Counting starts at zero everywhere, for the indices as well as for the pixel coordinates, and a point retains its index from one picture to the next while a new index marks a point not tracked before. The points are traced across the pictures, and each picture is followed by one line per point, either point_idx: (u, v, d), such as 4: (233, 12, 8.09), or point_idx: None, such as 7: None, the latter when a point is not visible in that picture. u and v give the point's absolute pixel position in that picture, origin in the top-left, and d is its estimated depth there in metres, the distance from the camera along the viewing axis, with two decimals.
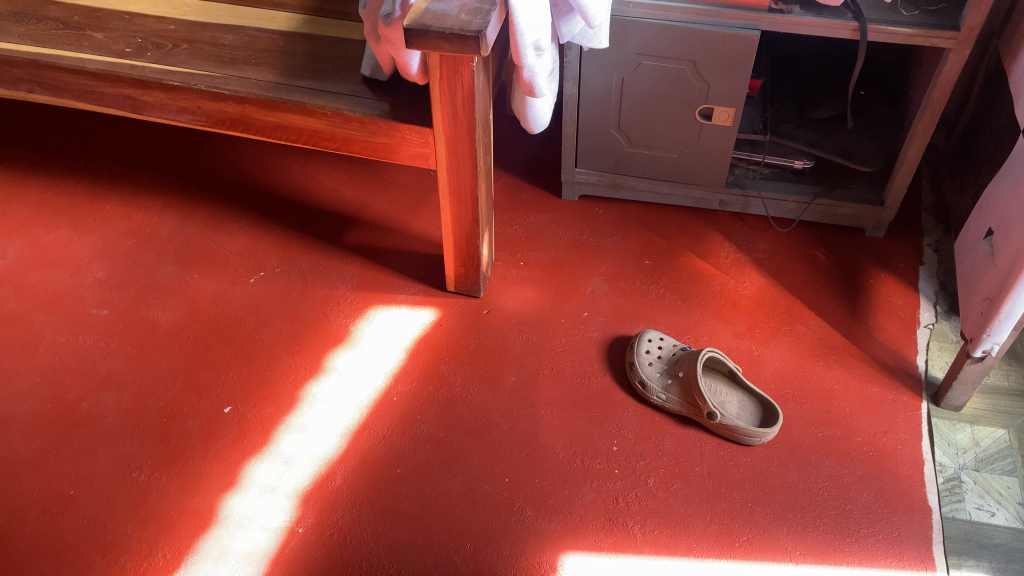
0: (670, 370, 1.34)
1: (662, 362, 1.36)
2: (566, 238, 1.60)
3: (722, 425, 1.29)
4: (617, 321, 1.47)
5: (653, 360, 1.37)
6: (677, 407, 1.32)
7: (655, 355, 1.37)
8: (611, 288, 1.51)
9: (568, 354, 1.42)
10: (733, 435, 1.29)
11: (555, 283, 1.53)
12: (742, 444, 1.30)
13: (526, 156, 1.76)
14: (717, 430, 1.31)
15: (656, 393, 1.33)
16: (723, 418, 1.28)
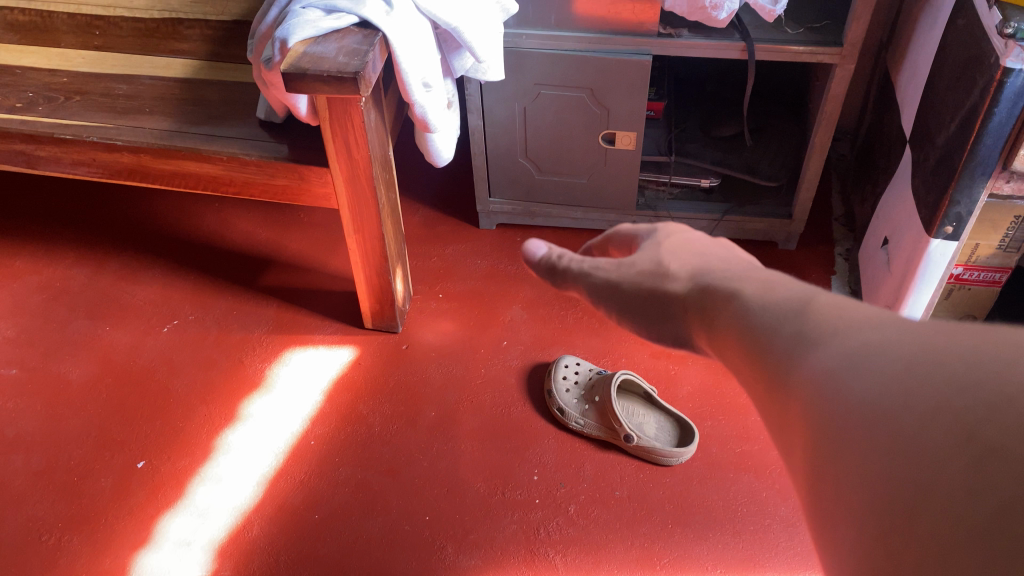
0: (588, 396, 1.34)
1: (579, 388, 1.36)
2: (485, 268, 1.59)
3: (643, 447, 1.29)
4: (537, 347, 1.46)
5: (570, 385, 1.36)
6: (597, 433, 1.32)
7: (572, 381, 1.37)
8: (530, 315, 1.51)
9: (488, 385, 1.41)
10: (652, 456, 1.29)
11: (474, 313, 1.52)
12: (663, 466, 1.30)
13: (442, 187, 1.76)
14: (636, 452, 1.31)
15: (576, 419, 1.33)
16: (640, 440, 1.28)
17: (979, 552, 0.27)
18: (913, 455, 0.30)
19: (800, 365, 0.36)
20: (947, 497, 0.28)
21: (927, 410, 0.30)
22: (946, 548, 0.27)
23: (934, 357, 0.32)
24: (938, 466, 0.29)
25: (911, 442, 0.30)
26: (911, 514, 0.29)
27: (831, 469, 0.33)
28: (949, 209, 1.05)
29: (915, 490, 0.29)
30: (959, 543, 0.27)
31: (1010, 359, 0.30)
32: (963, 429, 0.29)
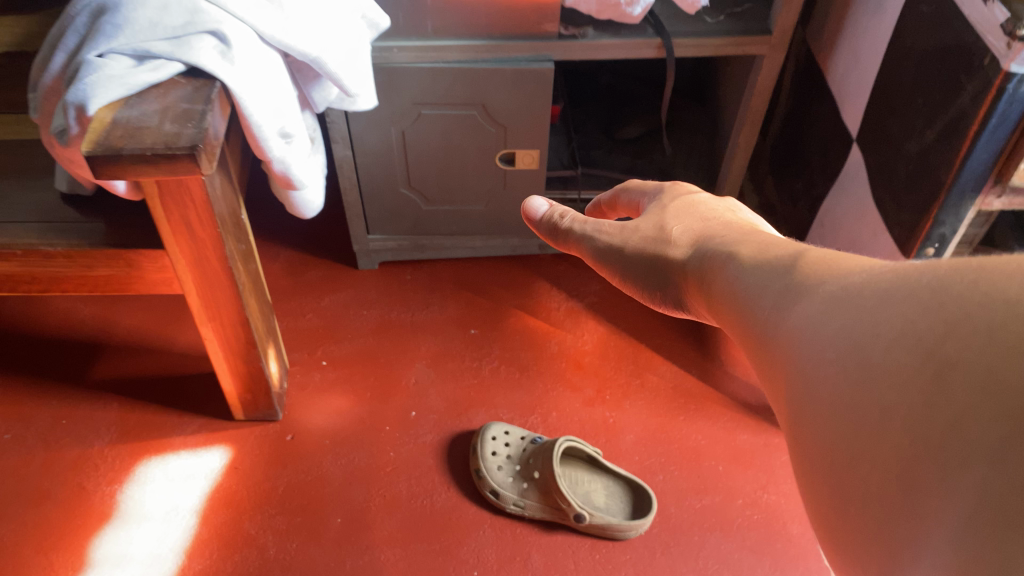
0: (524, 470, 1.14)
1: (513, 463, 1.15)
2: (374, 319, 1.32)
3: (597, 524, 1.10)
4: (452, 414, 1.23)
5: (502, 462, 1.15)
6: (540, 515, 1.12)
7: (503, 456, 1.16)
8: (437, 373, 1.27)
9: (401, 472, 1.18)
10: (607, 533, 1.10)
11: (369, 379, 1.26)
12: (621, 543, 1.11)
13: (306, 224, 1.47)
14: (588, 530, 1.12)
15: (514, 502, 1.12)
16: (593, 517, 1.09)
17: (933, 462, 0.27)
18: (879, 383, 0.30)
19: (802, 317, 0.37)
20: (907, 412, 0.29)
21: (892, 343, 0.31)
22: (907, 462, 0.28)
23: (907, 291, 0.32)
24: (901, 390, 0.29)
25: (879, 369, 0.31)
26: (876, 437, 0.30)
27: (813, 410, 0.34)
28: (932, 230, 0.90)
29: (882, 411, 0.30)
30: (918, 458, 0.28)
31: (978, 278, 0.30)
32: (924, 354, 0.29)
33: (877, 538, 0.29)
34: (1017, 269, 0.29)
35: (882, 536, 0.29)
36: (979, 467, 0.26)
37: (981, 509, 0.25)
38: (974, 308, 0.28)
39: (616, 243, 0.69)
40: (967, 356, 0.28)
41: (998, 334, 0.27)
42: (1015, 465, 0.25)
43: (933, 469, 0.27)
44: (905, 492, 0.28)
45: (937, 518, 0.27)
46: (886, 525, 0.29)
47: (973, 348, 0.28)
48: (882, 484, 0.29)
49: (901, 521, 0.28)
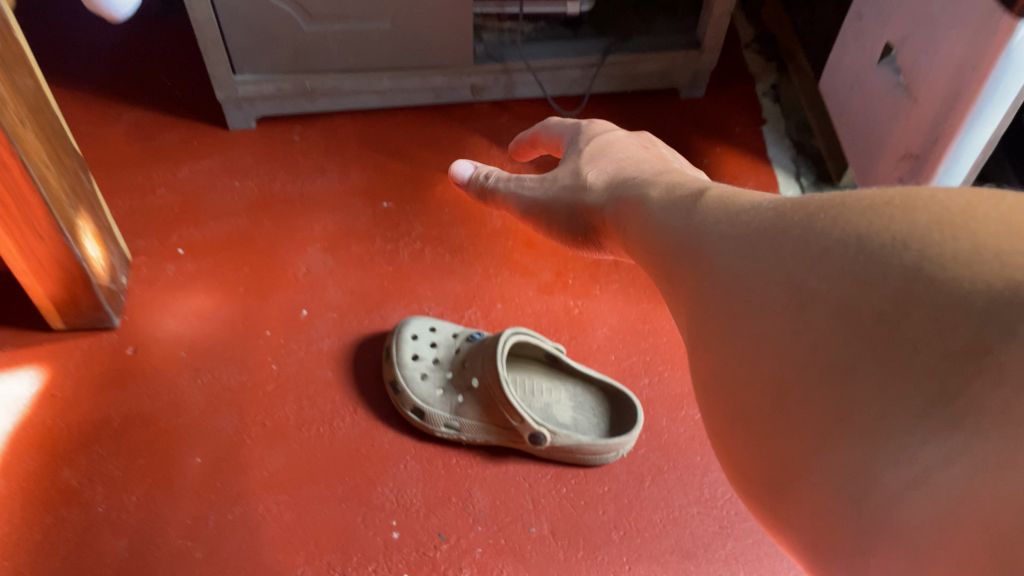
0: (458, 379, 0.81)
1: (442, 368, 0.82)
2: (249, 193, 0.97)
3: (564, 447, 0.79)
4: (358, 311, 0.90)
5: (428, 369, 0.82)
6: (483, 438, 0.80)
7: (429, 361, 0.82)
8: (337, 260, 0.93)
9: (288, 391, 0.85)
10: (575, 457, 0.80)
11: (243, 270, 0.92)
12: (591, 466, 0.82)
13: (155, 72, 1.08)
14: (551, 453, 0.81)
15: (446, 423, 0.80)
16: (557, 434, 0.78)
17: (819, 393, 0.27)
18: (742, 316, 0.31)
19: (705, 245, 0.36)
20: (766, 334, 0.30)
21: (757, 265, 0.32)
22: (774, 399, 0.29)
23: (779, 227, 0.32)
24: (784, 318, 0.29)
25: (742, 291, 0.32)
26: (755, 361, 0.30)
27: (697, 340, 0.34)
28: None
29: (755, 339, 0.31)
30: (810, 390, 0.27)
31: (835, 210, 0.30)
32: (748, 270, 0.32)
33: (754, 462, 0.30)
34: (876, 196, 0.30)
35: (760, 468, 0.30)
36: (836, 385, 0.27)
37: (827, 424, 0.27)
38: (836, 244, 0.29)
39: (540, 196, 0.74)
40: (799, 266, 0.30)
41: (875, 259, 0.27)
42: (888, 397, 0.25)
43: (804, 398, 0.28)
44: (779, 421, 0.29)
45: (810, 447, 0.27)
46: (762, 451, 0.29)
47: (820, 263, 0.29)
48: (772, 421, 0.29)
49: (777, 460, 0.29)
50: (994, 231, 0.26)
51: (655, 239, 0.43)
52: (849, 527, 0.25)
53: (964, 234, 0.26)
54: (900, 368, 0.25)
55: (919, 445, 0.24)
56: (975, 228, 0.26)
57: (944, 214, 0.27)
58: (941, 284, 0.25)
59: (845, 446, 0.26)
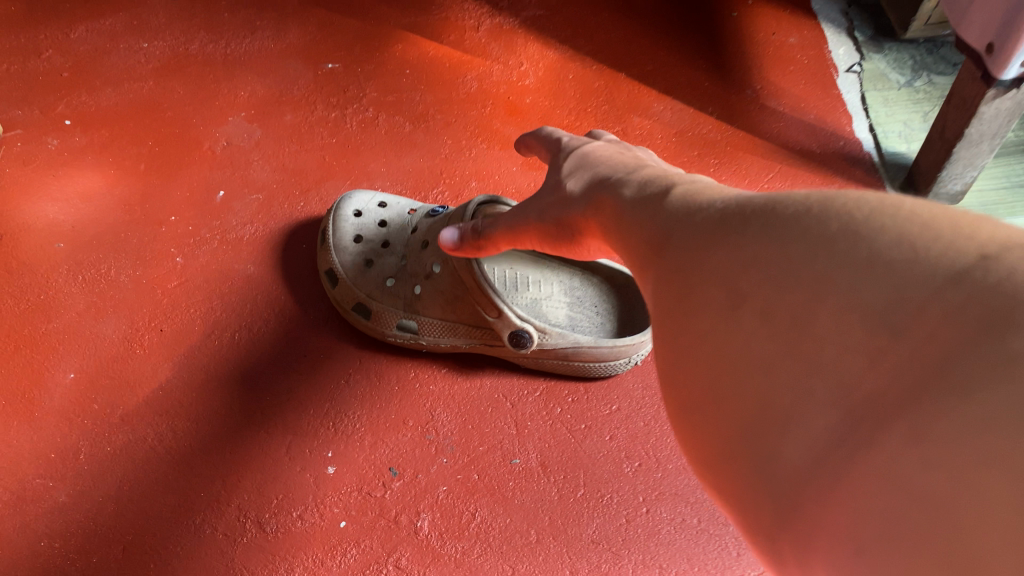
0: (411, 265, 0.60)
1: (393, 253, 0.61)
2: (160, 54, 0.77)
3: (556, 354, 0.59)
4: (293, 193, 0.70)
5: (375, 254, 0.61)
6: (450, 343, 0.60)
7: (375, 244, 0.62)
8: (267, 131, 0.73)
9: (196, 289, 0.65)
10: (575, 365, 0.60)
11: (146, 144, 0.72)
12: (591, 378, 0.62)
13: None
14: (543, 364, 0.61)
15: (400, 324, 0.60)
16: (546, 337, 0.57)
17: (735, 383, 0.23)
18: (678, 302, 0.27)
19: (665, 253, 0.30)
20: (680, 330, 0.26)
21: (697, 264, 0.27)
22: (702, 395, 0.25)
23: (733, 216, 0.27)
24: (705, 317, 0.25)
25: (690, 289, 0.27)
26: (683, 365, 0.26)
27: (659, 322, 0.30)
28: None
29: (686, 338, 0.26)
30: (722, 395, 0.23)
31: (805, 203, 0.24)
32: (688, 272, 0.27)
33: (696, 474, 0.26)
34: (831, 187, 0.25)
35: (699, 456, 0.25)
36: (757, 389, 0.22)
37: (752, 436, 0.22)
38: (791, 230, 0.24)
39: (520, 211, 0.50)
40: (725, 265, 0.25)
41: (797, 253, 0.23)
42: (811, 399, 0.20)
43: (732, 396, 0.23)
44: (712, 421, 0.24)
45: (731, 447, 0.23)
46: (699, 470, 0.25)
47: (744, 260, 0.25)
48: (699, 412, 0.25)
49: (712, 454, 0.24)
50: (909, 224, 0.21)
51: (627, 233, 0.37)
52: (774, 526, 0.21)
53: (911, 229, 0.21)
54: (798, 363, 0.21)
55: (817, 431, 0.20)
56: (897, 232, 0.21)
57: (869, 208, 0.22)
58: (887, 270, 0.20)
59: (740, 445, 0.22)
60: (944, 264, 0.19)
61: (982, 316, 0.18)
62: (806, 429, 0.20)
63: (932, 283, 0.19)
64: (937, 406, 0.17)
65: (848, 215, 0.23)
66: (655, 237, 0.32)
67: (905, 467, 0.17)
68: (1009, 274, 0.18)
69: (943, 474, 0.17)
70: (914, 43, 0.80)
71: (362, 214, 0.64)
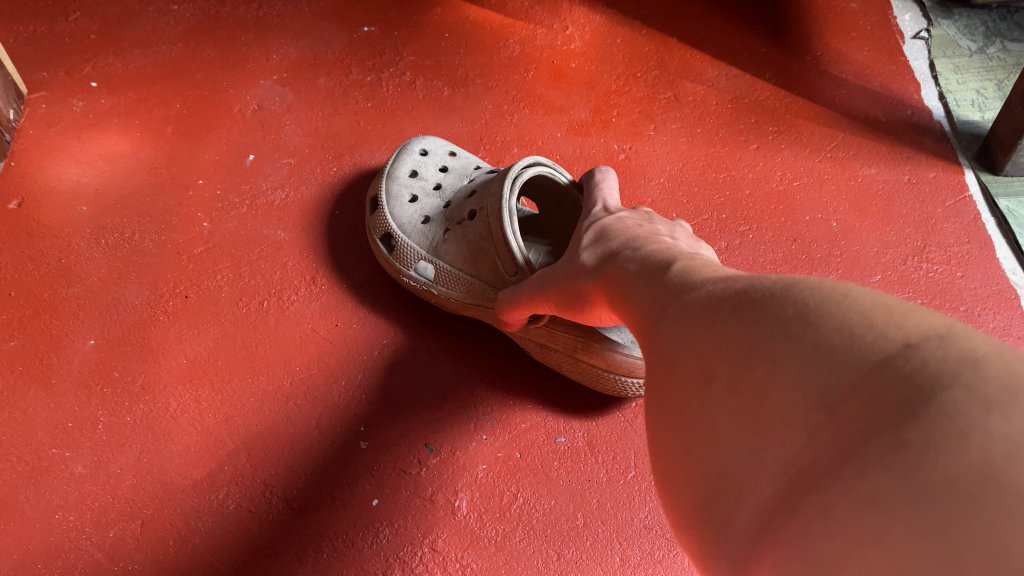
0: (454, 212, 0.56)
1: (439, 195, 0.58)
2: (188, 16, 0.74)
3: (569, 345, 0.52)
4: (326, 157, 0.67)
5: (421, 192, 0.58)
6: (457, 299, 0.54)
7: (427, 184, 0.59)
8: (301, 94, 0.70)
9: (225, 256, 0.61)
10: (592, 369, 0.53)
11: (175, 107, 0.69)
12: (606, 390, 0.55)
13: None
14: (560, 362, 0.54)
15: (418, 264, 0.55)
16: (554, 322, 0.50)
17: (698, 458, 0.24)
18: (653, 372, 0.29)
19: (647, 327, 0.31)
20: (656, 403, 0.28)
21: (668, 340, 0.28)
22: (669, 463, 0.26)
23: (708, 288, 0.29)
24: (674, 397, 0.26)
25: (666, 357, 0.28)
26: (657, 434, 0.27)
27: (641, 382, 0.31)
28: None
29: (659, 410, 0.27)
30: (686, 470, 0.25)
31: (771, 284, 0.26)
32: (664, 341, 0.29)
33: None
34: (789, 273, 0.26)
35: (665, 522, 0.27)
36: (714, 462, 0.24)
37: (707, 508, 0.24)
38: (752, 307, 0.25)
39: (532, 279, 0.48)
40: (692, 345, 0.27)
41: (752, 333, 0.24)
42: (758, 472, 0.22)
43: (690, 467, 0.25)
44: (674, 486, 0.26)
45: (695, 512, 0.24)
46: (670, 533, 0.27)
47: (709, 338, 0.26)
48: (667, 476, 0.26)
49: (676, 519, 0.26)
50: (850, 311, 0.23)
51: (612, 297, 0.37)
52: None
53: (854, 323, 0.22)
54: (750, 437, 0.22)
55: (757, 499, 0.22)
56: (838, 318, 0.22)
57: (817, 293, 0.24)
58: (829, 357, 0.22)
59: (699, 517, 0.24)
60: (875, 349, 0.21)
61: (901, 402, 0.19)
62: (751, 500, 0.22)
63: (862, 367, 0.21)
64: (849, 486, 0.19)
65: (798, 299, 0.24)
66: (639, 299, 0.33)
67: (828, 535, 0.19)
68: (930, 363, 0.20)
69: (857, 542, 0.18)
70: (986, 9, 0.75)
71: (428, 154, 0.61)
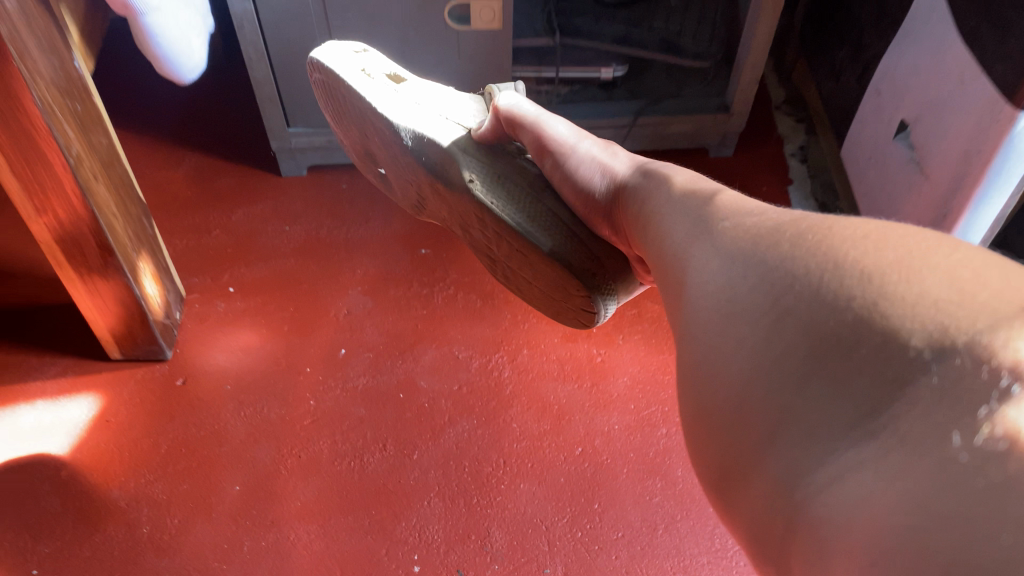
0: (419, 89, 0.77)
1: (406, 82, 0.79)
2: (297, 236, 1.05)
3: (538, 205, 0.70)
4: (392, 352, 0.96)
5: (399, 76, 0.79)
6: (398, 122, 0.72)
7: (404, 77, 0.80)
8: (376, 302, 1.00)
9: (323, 425, 0.90)
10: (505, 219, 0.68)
11: (289, 310, 0.99)
12: (542, 243, 0.67)
13: (213, 127, 1.18)
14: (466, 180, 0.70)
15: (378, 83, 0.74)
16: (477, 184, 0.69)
17: (778, 396, 0.36)
18: (736, 314, 0.40)
19: (719, 251, 0.44)
20: (735, 346, 0.39)
21: (752, 286, 0.40)
22: (743, 401, 0.38)
23: (783, 250, 0.40)
24: (758, 329, 0.38)
25: (745, 307, 0.39)
26: (733, 360, 0.39)
27: (701, 304, 0.42)
28: None
29: (738, 346, 0.39)
30: (764, 394, 0.37)
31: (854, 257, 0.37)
32: (745, 294, 0.40)
33: (715, 450, 0.39)
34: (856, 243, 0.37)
35: (722, 455, 0.39)
36: (803, 400, 0.35)
37: (783, 431, 0.35)
38: (842, 276, 0.36)
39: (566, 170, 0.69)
40: (781, 288, 0.38)
41: (843, 295, 0.35)
42: (835, 411, 0.34)
43: (770, 405, 0.36)
44: (742, 415, 0.37)
45: (764, 448, 0.36)
46: (718, 440, 0.39)
47: (798, 294, 0.37)
48: (736, 407, 0.38)
49: (735, 453, 0.38)
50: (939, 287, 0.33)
51: (672, 237, 0.50)
52: (785, 517, 0.34)
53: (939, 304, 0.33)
54: (846, 389, 0.34)
55: (841, 452, 0.33)
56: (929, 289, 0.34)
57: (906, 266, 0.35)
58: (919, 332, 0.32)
59: (780, 445, 0.35)
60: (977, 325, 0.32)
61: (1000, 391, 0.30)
62: (824, 443, 0.33)
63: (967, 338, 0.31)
64: (953, 453, 0.30)
65: (889, 266, 0.35)
66: (712, 252, 0.44)
67: (917, 485, 0.30)
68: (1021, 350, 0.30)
69: (940, 498, 0.29)
70: None
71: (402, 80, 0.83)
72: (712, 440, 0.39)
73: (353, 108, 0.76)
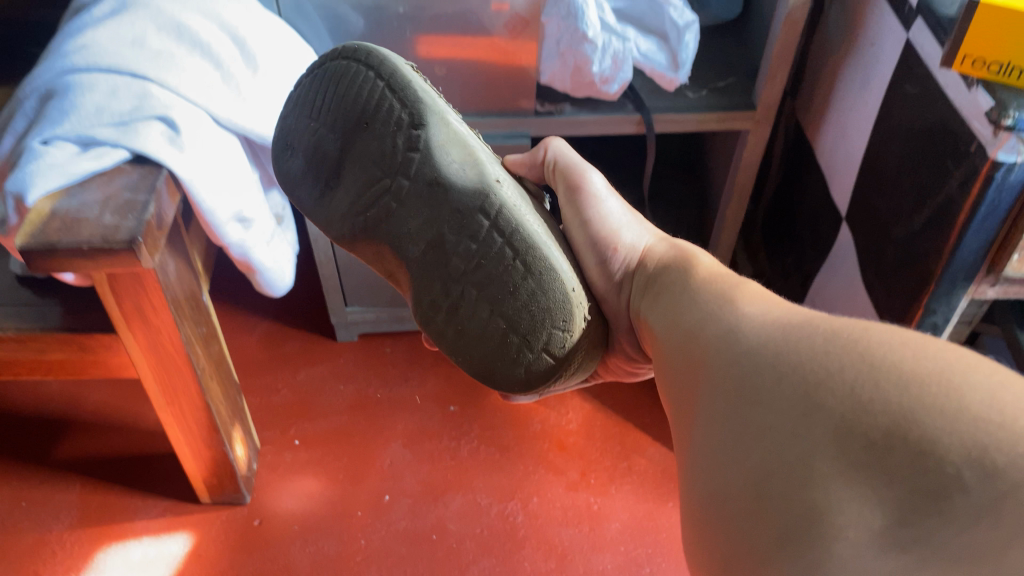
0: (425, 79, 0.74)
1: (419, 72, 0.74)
2: (350, 396, 1.30)
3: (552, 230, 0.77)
4: (427, 499, 1.17)
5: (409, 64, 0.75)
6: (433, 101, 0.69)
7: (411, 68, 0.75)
8: (414, 454, 1.22)
9: (371, 561, 1.10)
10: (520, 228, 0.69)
11: (343, 460, 1.22)
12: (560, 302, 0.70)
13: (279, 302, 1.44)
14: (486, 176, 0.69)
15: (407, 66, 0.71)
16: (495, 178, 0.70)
17: (806, 480, 0.47)
18: (773, 407, 0.51)
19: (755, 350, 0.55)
20: (773, 439, 0.50)
21: (791, 381, 0.51)
22: (771, 487, 0.48)
23: (820, 350, 0.51)
24: (799, 425, 0.49)
25: (782, 403, 0.50)
26: (773, 451, 0.49)
27: (742, 398, 0.53)
28: (922, 319, 0.85)
29: (773, 438, 0.50)
30: (795, 482, 0.47)
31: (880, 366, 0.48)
32: (784, 387, 0.51)
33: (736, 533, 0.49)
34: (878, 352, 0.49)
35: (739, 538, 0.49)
36: (840, 485, 0.46)
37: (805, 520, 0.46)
38: (868, 379, 0.48)
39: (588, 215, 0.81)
40: (817, 384, 0.49)
41: (876, 394, 0.47)
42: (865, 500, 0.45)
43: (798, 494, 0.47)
44: (771, 504, 0.48)
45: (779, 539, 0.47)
46: (735, 528, 0.50)
47: (836, 389, 0.48)
48: (764, 496, 0.48)
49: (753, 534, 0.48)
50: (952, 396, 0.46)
51: (702, 325, 0.62)
52: None
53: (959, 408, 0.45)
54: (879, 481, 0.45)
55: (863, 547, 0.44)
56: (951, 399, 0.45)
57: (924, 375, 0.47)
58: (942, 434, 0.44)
59: (808, 524, 0.46)
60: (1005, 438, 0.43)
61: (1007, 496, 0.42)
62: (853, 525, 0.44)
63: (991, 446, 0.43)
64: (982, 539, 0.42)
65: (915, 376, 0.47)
66: (756, 348, 0.55)
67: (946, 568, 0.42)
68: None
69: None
70: None
71: None
72: (724, 531, 0.51)
73: (368, 94, 0.70)
